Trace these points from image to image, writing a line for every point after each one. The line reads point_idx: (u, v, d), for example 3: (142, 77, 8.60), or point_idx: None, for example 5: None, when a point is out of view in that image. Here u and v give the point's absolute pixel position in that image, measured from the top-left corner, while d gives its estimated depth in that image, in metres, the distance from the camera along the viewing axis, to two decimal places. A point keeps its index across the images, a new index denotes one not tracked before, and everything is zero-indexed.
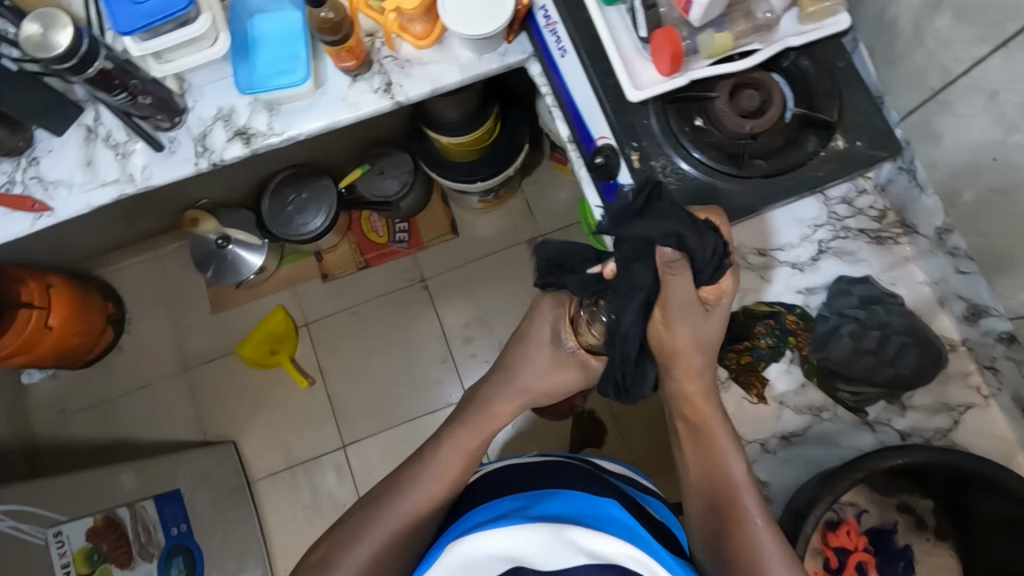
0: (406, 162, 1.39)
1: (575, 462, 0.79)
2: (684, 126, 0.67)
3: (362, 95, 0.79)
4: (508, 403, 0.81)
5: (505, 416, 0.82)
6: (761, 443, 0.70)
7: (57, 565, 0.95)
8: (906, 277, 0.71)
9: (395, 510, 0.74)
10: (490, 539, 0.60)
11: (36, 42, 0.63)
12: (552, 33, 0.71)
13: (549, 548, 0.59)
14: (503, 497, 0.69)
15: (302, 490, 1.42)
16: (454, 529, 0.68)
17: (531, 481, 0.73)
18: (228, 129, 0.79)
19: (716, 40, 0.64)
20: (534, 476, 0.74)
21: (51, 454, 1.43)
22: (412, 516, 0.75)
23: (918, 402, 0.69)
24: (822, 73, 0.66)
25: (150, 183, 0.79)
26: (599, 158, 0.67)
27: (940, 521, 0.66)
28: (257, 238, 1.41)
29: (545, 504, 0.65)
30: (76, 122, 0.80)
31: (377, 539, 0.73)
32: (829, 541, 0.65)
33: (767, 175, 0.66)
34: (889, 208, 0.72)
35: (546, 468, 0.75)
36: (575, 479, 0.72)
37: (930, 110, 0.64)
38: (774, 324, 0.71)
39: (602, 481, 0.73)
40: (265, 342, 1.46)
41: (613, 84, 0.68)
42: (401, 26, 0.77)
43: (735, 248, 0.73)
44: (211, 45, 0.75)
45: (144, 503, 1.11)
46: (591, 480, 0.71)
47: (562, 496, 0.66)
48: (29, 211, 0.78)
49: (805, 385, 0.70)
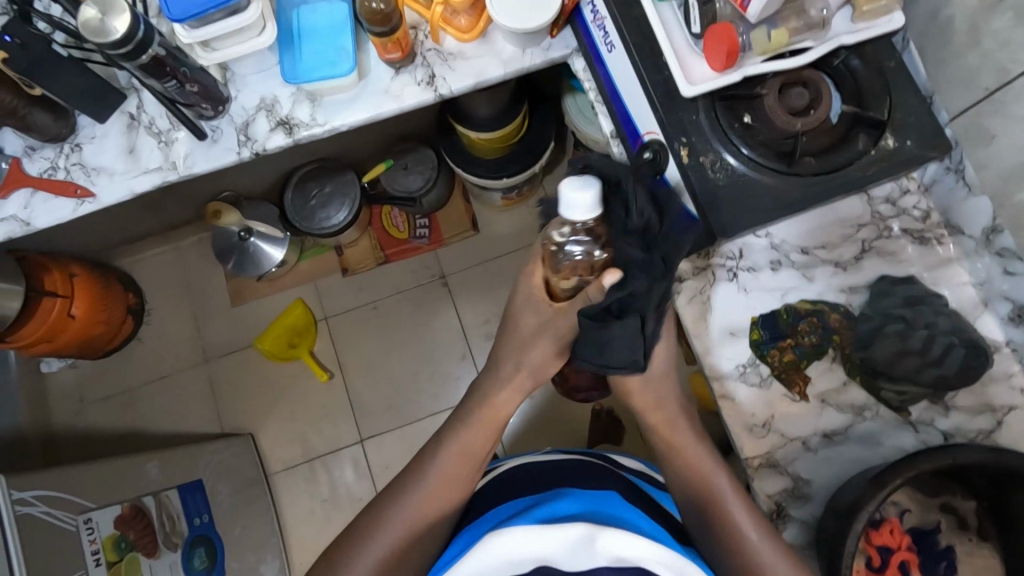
0: (430, 158, 1.37)
1: (591, 458, 0.80)
2: (733, 123, 0.67)
3: (405, 88, 0.79)
4: (509, 393, 0.75)
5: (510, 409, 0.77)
6: (803, 441, 0.70)
7: (87, 552, 0.89)
8: (950, 278, 0.71)
9: (412, 511, 0.71)
10: (510, 543, 0.59)
11: (94, 27, 0.62)
12: (601, 28, 0.72)
13: (558, 547, 0.58)
14: (515, 503, 0.70)
15: (320, 484, 1.42)
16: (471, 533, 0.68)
17: (537, 480, 0.75)
18: (271, 119, 0.79)
19: (771, 37, 0.64)
20: (537, 476, 0.76)
21: (68, 443, 1.43)
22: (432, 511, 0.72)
23: (961, 403, 0.69)
24: (872, 73, 0.66)
25: (193, 171, 0.79)
26: (647, 153, 0.68)
27: (982, 521, 0.66)
28: (279, 230, 1.40)
29: (557, 501, 0.64)
30: (119, 109, 0.80)
31: (391, 538, 0.70)
32: (872, 540, 0.66)
33: (818, 173, 0.66)
34: (933, 209, 0.73)
35: (553, 467, 0.77)
36: (579, 476, 0.74)
37: (983, 111, 0.64)
38: (818, 322, 0.71)
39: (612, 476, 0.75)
40: (284, 335, 1.45)
41: (663, 79, 0.68)
42: (445, 19, 0.77)
43: (777, 245, 0.73)
44: (258, 34, 0.74)
45: (168, 492, 1.07)
46: (598, 478, 0.73)
47: (572, 494, 0.65)
48: (72, 197, 0.78)
49: (847, 384, 0.71)
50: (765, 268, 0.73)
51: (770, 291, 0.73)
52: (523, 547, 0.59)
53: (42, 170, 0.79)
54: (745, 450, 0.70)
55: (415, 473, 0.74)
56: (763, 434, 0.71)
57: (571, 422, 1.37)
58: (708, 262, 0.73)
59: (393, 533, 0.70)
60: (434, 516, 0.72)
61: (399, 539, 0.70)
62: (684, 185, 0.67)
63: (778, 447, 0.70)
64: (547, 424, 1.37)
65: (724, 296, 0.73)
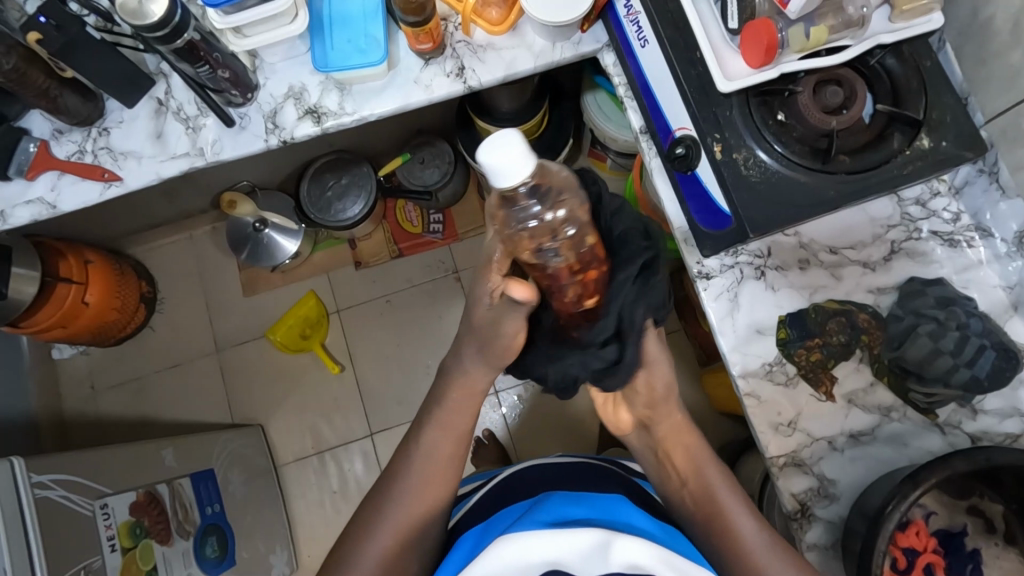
0: (447, 153, 1.37)
1: (592, 459, 0.80)
2: (767, 119, 0.67)
3: (434, 79, 0.79)
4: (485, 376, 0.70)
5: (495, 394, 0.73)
6: (828, 441, 0.70)
7: (103, 538, 0.86)
8: (980, 281, 0.71)
9: (420, 506, 0.71)
10: (524, 547, 0.59)
11: (132, 10, 0.64)
12: (634, 22, 0.73)
13: (564, 549, 0.58)
14: (509, 513, 0.69)
15: (330, 477, 1.42)
16: (476, 536, 0.68)
17: (539, 485, 0.75)
18: (299, 107, 0.79)
19: (809, 34, 0.64)
20: (540, 480, 0.76)
21: (80, 428, 1.43)
22: (423, 502, 0.72)
23: (989, 406, 0.68)
24: (909, 71, 0.66)
25: (220, 158, 0.79)
26: (680, 149, 0.69)
27: (1010, 525, 0.66)
28: (293, 222, 1.38)
29: (562, 506, 0.64)
30: (147, 94, 0.79)
31: (388, 536, 0.69)
32: (898, 542, 0.65)
33: (853, 172, 0.66)
34: (963, 211, 0.72)
35: (556, 470, 0.77)
36: (591, 480, 0.73)
37: (1021, 112, 0.64)
38: (846, 322, 0.71)
39: (618, 478, 0.75)
40: (296, 326, 1.43)
41: (697, 74, 0.69)
42: (476, 11, 0.77)
43: (806, 245, 0.73)
44: (290, 22, 0.74)
45: (181, 480, 1.06)
46: (601, 474, 0.75)
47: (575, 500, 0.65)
48: (98, 180, 0.78)
49: (874, 384, 0.71)
50: (794, 266, 0.73)
51: (798, 289, 0.73)
52: (531, 550, 0.59)
53: (70, 153, 0.79)
54: (770, 449, 0.70)
55: (402, 464, 0.73)
56: (788, 433, 0.70)
57: (581, 421, 1.36)
58: (736, 258, 0.73)
59: (389, 533, 0.69)
60: (433, 504, 0.72)
61: (395, 537, 0.69)
62: (714, 179, 0.67)
63: (804, 446, 0.70)
64: (557, 423, 1.36)
65: (751, 294, 0.73)
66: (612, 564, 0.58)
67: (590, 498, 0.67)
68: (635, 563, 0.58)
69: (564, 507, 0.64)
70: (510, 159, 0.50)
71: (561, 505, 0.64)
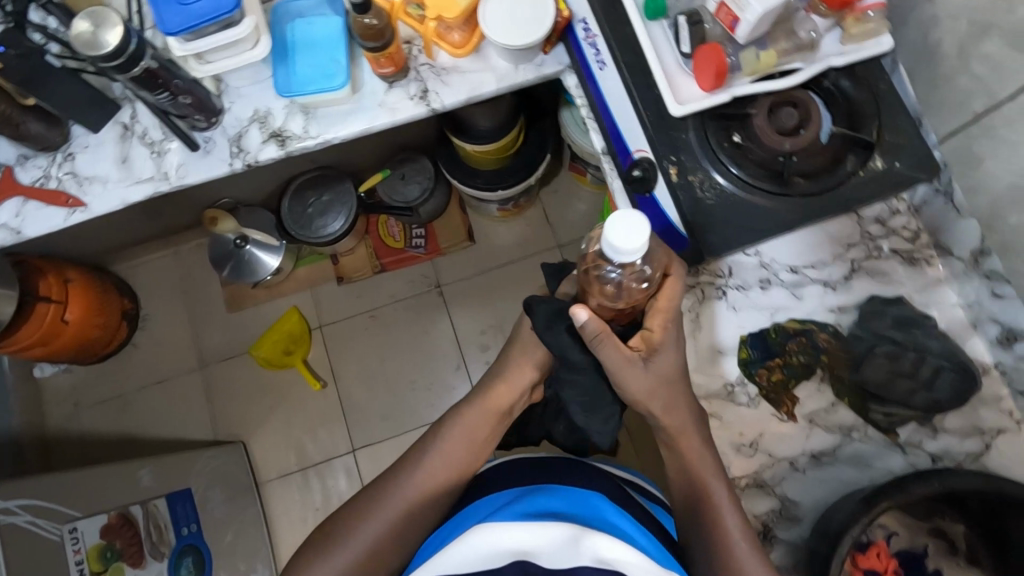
0: (428, 169, 1.37)
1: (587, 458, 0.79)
2: (723, 142, 0.68)
3: (398, 102, 0.79)
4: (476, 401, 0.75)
5: (493, 409, 0.74)
6: (791, 461, 0.70)
7: (71, 562, 0.86)
8: (939, 300, 0.72)
9: (378, 536, 0.68)
10: (493, 535, 0.60)
11: (86, 40, 0.63)
12: (592, 46, 0.73)
13: (531, 541, 0.59)
14: (486, 504, 0.69)
15: (313, 493, 1.41)
16: (452, 528, 0.68)
17: (511, 476, 0.74)
18: (264, 131, 0.79)
19: (760, 57, 0.66)
20: (513, 472, 0.74)
21: (61, 447, 1.42)
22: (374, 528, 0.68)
23: (950, 425, 0.69)
24: (863, 94, 0.67)
25: (185, 182, 0.79)
26: (637, 171, 0.66)
27: (972, 546, 0.66)
28: (275, 238, 1.39)
29: (536, 500, 0.64)
30: (113, 119, 0.80)
31: (356, 550, 0.67)
32: (859, 564, 0.65)
33: (809, 194, 0.66)
34: (922, 229, 0.73)
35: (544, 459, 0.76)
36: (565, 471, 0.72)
37: (971, 134, 0.65)
38: (808, 341, 0.72)
39: (603, 475, 0.73)
40: (280, 341, 1.45)
41: (654, 97, 0.69)
42: (439, 34, 0.77)
43: (767, 264, 0.73)
44: (252, 47, 0.75)
45: (156, 501, 1.05)
46: (582, 467, 0.73)
47: (551, 494, 0.66)
48: (63, 206, 0.78)
49: (836, 405, 0.71)
50: (755, 286, 0.73)
51: (760, 309, 0.73)
52: (497, 537, 0.60)
53: (34, 178, 0.79)
54: (733, 469, 0.70)
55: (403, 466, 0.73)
56: (751, 453, 0.70)
57: None
58: (697, 279, 0.72)
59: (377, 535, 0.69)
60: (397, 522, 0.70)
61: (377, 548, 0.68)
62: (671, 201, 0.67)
63: (766, 467, 0.70)
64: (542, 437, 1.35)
65: (712, 315, 0.72)
66: (577, 560, 0.57)
67: (568, 493, 0.67)
68: (604, 558, 0.57)
69: (538, 502, 0.65)
70: (619, 233, 0.51)
71: (535, 500, 0.64)
